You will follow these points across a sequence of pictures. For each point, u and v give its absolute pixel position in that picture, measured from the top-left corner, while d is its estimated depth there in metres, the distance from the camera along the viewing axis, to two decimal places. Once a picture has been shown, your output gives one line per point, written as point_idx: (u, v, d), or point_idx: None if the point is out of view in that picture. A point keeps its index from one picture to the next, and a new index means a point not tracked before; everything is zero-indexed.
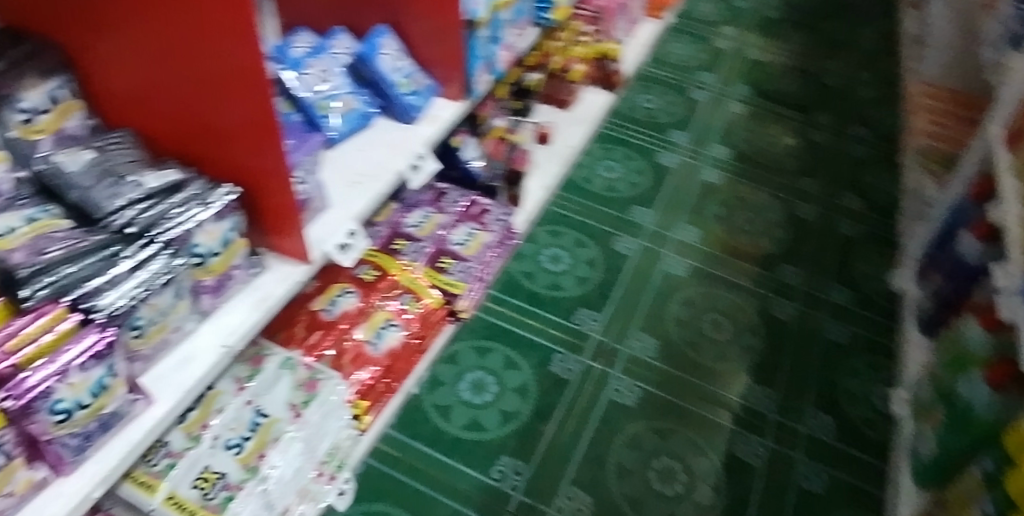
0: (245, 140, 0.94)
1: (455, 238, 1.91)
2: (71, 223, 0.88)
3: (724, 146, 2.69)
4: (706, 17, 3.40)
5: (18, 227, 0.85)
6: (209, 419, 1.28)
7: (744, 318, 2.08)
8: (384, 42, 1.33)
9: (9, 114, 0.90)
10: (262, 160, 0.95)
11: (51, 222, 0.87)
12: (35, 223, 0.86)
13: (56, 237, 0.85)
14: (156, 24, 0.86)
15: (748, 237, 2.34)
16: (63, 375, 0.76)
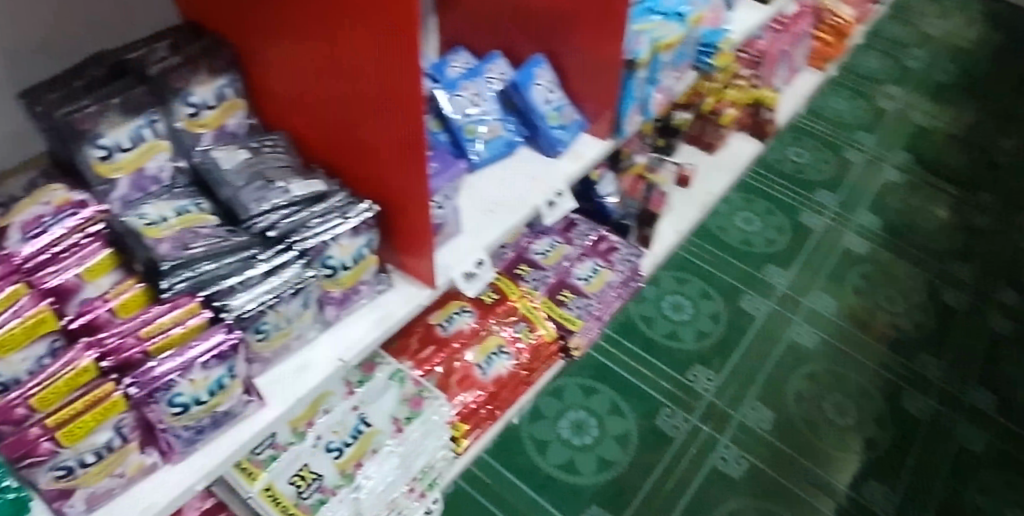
0: (394, 160, 0.93)
1: (580, 272, 1.86)
2: (217, 220, 0.90)
3: (877, 214, 2.48)
4: (872, 72, 3.16)
5: (169, 217, 0.87)
6: (315, 417, 1.29)
7: (869, 406, 1.89)
8: (540, 72, 1.29)
9: (179, 107, 0.93)
10: (407, 181, 0.93)
11: (199, 216, 0.89)
12: (187, 215, 0.88)
13: (202, 232, 0.87)
14: (326, 38, 0.86)
15: (885, 316, 2.13)
16: (185, 371, 0.77)
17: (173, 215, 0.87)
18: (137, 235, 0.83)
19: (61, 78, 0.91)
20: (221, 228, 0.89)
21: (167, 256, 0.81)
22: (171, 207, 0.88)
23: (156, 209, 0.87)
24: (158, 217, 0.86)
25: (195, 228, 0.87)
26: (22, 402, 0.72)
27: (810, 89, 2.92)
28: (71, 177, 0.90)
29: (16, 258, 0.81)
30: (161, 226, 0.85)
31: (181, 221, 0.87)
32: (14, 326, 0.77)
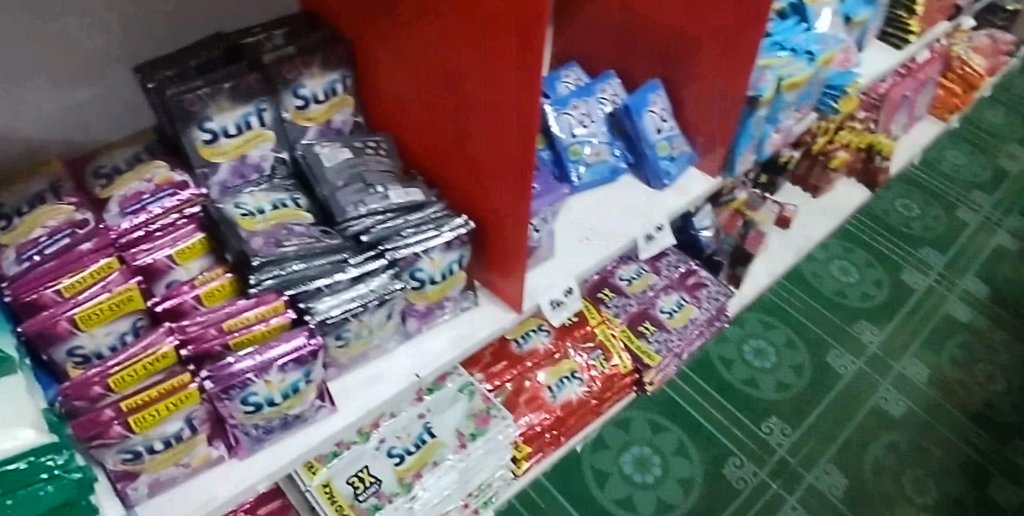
0: (498, 180, 0.89)
1: (665, 305, 1.78)
2: (313, 219, 0.88)
3: (984, 283, 2.30)
4: (995, 125, 2.93)
5: (265, 210, 0.85)
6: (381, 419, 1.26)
7: (953, 485, 1.77)
8: (655, 98, 1.23)
9: (289, 98, 0.91)
10: (510, 203, 0.89)
11: (295, 213, 0.86)
12: (283, 209, 0.86)
13: (296, 229, 0.84)
14: (446, 48, 0.83)
15: (981, 394, 1.99)
16: (262, 371, 0.75)
17: (269, 207, 0.86)
18: (232, 224, 0.82)
19: (177, 56, 0.89)
20: (315, 228, 0.86)
21: (260, 251, 0.80)
22: (269, 199, 0.87)
23: (254, 199, 0.86)
24: (255, 207, 0.85)
25: (290, 224, 0.85)
26: (100, 380, 0.72)
27: (933, 133, 2.65)
28: (175, 155, 0.89)
29: (112, 232, 0.81)
30: (256, 216, 0.84)
31: (277, 215, 0.85)
32: (102, 300, 0.77)
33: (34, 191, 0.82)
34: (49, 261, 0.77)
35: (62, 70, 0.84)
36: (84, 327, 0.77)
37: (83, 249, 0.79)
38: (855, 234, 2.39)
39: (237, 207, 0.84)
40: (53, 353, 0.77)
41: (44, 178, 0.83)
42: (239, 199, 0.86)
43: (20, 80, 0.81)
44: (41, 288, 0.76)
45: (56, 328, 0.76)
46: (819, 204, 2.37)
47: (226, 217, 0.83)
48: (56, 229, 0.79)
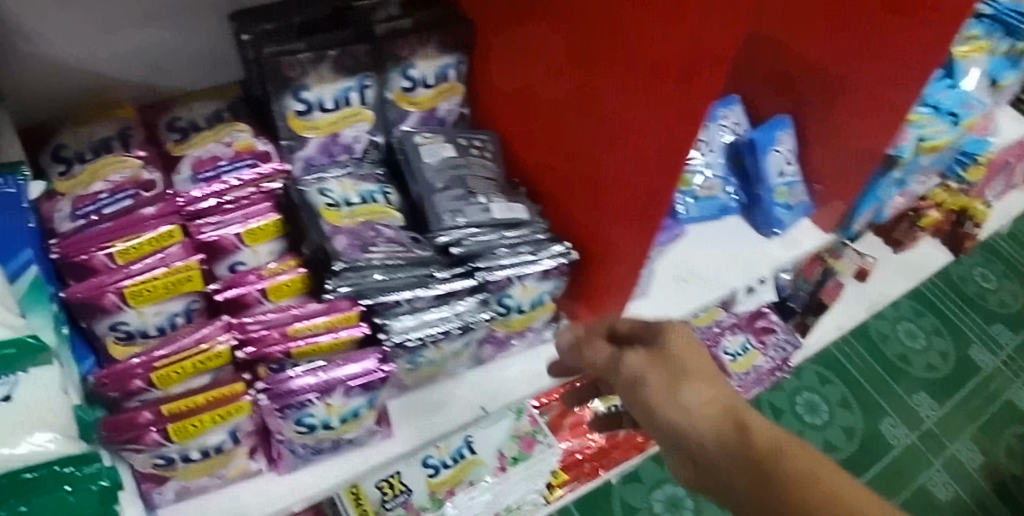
0: (621, 213, 0.77)
1: (729, 347, 1.67)
2: (403, 220, 0.78)
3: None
4: None
5: (353, 201, 0.75)
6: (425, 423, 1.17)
7: None
8: (783, 136, 1.14)
9: (396, 77, 0.80)
10: (632, 239, 0.78)
11: (383, 209, 0.77)
12: (372, 203, 0.76)
13: (384, 231, 0.75)
14: (583, 53, 0.70)
15: None
16: (323, 394, 0.66)
17: (358, 199, 0.76)
18: (314, 217, 0.71)
19: (280, 8, 0.78)
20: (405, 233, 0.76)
21: (346, 256, 0.70)
22: (359, 188, 0.77)
23: (341, 186, 0.76)
24: (342, 196, 0.75)
25: (378, 223, 0.75)
26: (143, 374, 0.63)
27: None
28: (260, 119, 0.79)
29: (180, 198, 0.71)
30: (342, 212, 0.73)
31: (365, 208, 0.75)
32: (158, 276, 0.68)
33: (100, 137, 0.72)
34: (106, 221, 0.68)
35: (152, 4, 0.73)
36: (133, 303, 0.68)
37: (146, 213, 0.69)
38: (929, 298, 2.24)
39: (323, 196, 0.74)
40: (94, 323, 0.67)
41: (113, 123, 0.73)
42: (325, 184, 0.75)
43: (104, 10, 0.70)
44: (91, 250, 0.66)
45: (103, 300, 0.66)
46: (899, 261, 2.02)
47: (308, 208, 0.72)
48: (120, 187, 0.70)
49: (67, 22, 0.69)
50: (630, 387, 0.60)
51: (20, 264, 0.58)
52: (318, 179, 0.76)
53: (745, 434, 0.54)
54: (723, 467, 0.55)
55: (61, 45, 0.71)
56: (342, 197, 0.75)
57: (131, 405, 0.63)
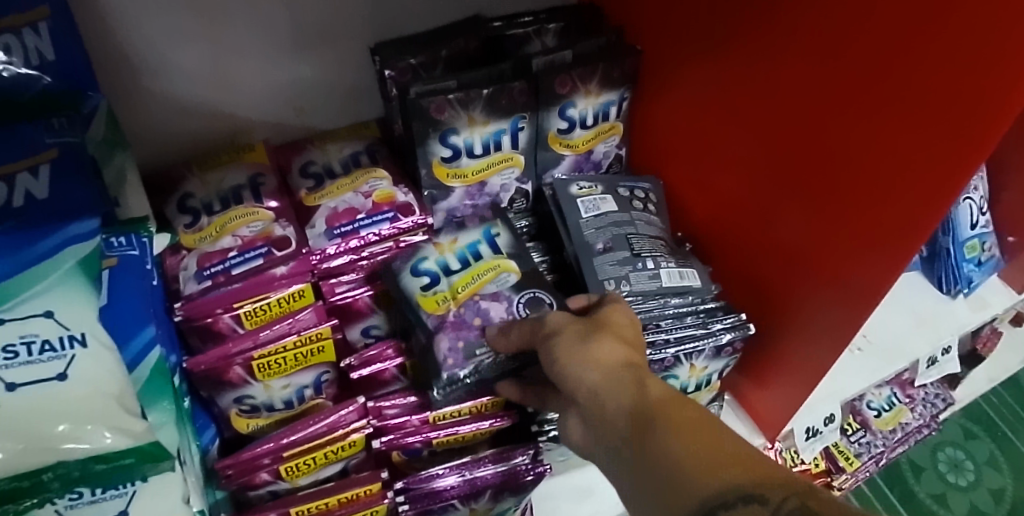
0: (814, 313, 0.66)
1: (874, 402, 1.49)
2: (513, 269, 0.62)
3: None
4: None
5: (453, 271, 0.62)
6: None
7: None
8: (978, 183, 0.97)
9: (553, 119, 0.71)
10: (823, 327, 0.66)
11: (493, 260, 0.62)
12: (472, 263, 0.62)
13: (494, 306, 0.59)
14: (759, 114, 0.62)
15: None
16: (471, 497, 0.57)
17: (458, 265, 0.62)
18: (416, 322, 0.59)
19: (429, 40, 0.71)
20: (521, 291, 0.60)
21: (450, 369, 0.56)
22: (463, 241, 0.64)
23: (437, 248, 0.63)
24: (440, 264, 0.62)
25: (484, 295, 0.60)
26: (269, 466, 0.55)
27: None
28: (400, 165, 0.71)
29: (314, 255, 0.63)
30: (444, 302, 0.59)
31: (467, 273, 0.61)
32: (287, 346, 0.61)
33: (231, 185, 0.66)
34: (234, 282, 0.60)
35: (297, 40, 0.66)
36: (261, 377, 0.61)
37: (276, 273, 0.61)
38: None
39: (416, 276, 0.61)
40: (217, 395, 0.61)
41: (245, 169, 0.66)
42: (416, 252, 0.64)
43: (247, 45, 0.64)
44: (218, 311, 0.59)
45: (229, 372, 0.60)
46: None
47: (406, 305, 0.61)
48: (249, 243, 0.61)
49: (203, 57, 0.63)
50: (539, 337, 0.53)
51: (141, 346, 0.50)
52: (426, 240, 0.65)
53: (640, 391, 0.45)
54: (610, 421, 0.45)
55: (199, 80, 0.65)
56: (441, 267, 0.62)
57: (256, 495, 0.56)
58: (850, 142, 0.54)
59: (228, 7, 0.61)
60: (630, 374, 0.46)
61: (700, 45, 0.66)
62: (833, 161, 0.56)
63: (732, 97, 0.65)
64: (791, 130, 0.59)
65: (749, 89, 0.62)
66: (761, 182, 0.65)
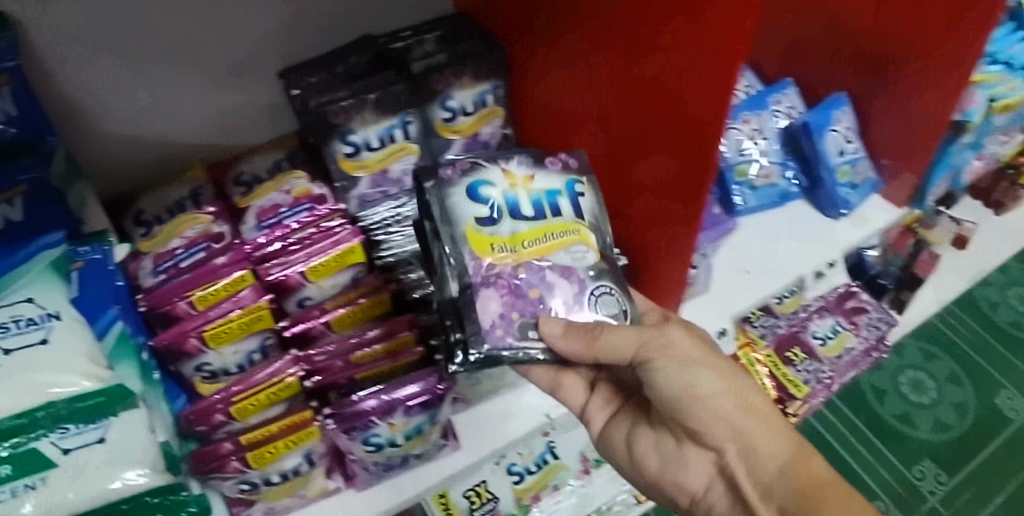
0: (673, 215, 0.80)
1: (818, 330, 1.67)
2: (588, 235, 0.70)
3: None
4: None
5: (527, 216, 0.69)
6: (542, 493, 1.24)
7: None
8: (840, 115, 1.09)
9: (435, 110, 0.85)
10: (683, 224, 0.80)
11: (569, 224, 0.70)
12: (546, 220, 0.69)
13: (560, 283, 0.68)
14: (587, 63, 0.75)
15: None
16: (387, 413, 0.71)
17: (531, 213, 0.69)
18: (467, 249, 0.66)
19: (325, 60, 0.84)
20: (595, 281, 0.70)
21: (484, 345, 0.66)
22: (539, 185, 0.71)
23: (509, 182, 0.70)
24: (513, 202, 0.69)
25: (553, 264, 0.68)
26: (223, 408, 0.69)
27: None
28: (316, 166, 0.86)
29: (247, 245, 0.79)
30: (506, 248, 0.67)
31: (540, 227, 0.69)
32: (232, 318, 0.75)
33: (174, 199, 0.80)
34: (184, 273, 0.76)
35: (216, 76, 0.82)
36: (213, 345, 0.75)
37: (217, 262, 0.76)
38: (1018, 273, 2.29)
39: (483, 206, 0.68)
40: (181, 366, 0.75)
41: (186, 185, 0.81)
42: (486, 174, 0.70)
43: (176, 86, 0.79)
44: (174, 299, 0.74)
45: (186, 344, 0.74)
46: (959, 259, 2.11)
47: (455, 228, 0.67)
48: (193, 242, 0.77)
49: (139, 100, 0.78)
50: (683, 368, 0.71)
51: (107, 322, 0.64)
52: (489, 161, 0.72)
53: (802, 470, 0.71)
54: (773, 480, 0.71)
55: (140, 119, 0.80)
56: (511, 204, 0.69)
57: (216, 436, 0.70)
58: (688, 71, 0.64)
59: (155, 60, 0.76)
60: (794, 456, 0.72)
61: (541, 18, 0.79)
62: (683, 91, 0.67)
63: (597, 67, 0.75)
64: (634, 71, 0.70)
65: (605, 52, 0.72)
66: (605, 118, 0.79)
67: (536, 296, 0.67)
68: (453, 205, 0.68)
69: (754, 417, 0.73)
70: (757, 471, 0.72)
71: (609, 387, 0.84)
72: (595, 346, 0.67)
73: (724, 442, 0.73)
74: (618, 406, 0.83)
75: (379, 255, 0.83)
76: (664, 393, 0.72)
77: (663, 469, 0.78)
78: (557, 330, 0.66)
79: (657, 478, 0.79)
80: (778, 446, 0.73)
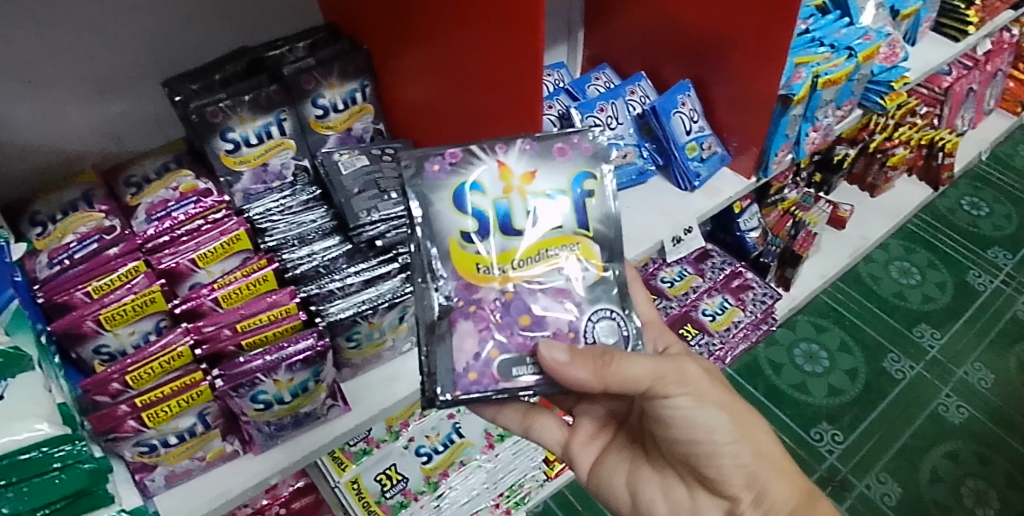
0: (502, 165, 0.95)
1: (706, 309, 1.84)
2: (588, 247, 0.76)
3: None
4: None
5: (530, 228, 0.75)
6: (450, 469, 1.33)
7: (990, 475, 1.92)
8: (685, 99, 1.23)
9: (307, 108, 0.94)
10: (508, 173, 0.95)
11: (567, 238, 0.75)
12: (539, 237, 0.75)
13: (553, 307, 0.75)
14: (432, 54, 0.89)
15: None
16: (271, 370, 0.79)
17: (522, 227, 0.74)
18: (453, 265, 0.74)
19: (203, 70, 0.93)
20: (592, 306, 0.76)
21: (458, 388, 0.73)
22: (538, 188, 0.75)
23: (508, 190, 0.75)
24: (506, 214, 0.75)
25: (546, 289, 0.75)
26: (118, 377, 0.76)
27: (977, 152, 2.71)
28: (201, 164, 0.94)
29: (139, 237, 0.86)
30: (493, 269, 0.74)
31: (532, 246, 0.75)
32: (126, 302, 0.81)
33: (68, 200, 0.88)
34: (78, 264, 0.82)
35: (100, 86, 0.90)
36: (109, 327, 0.81)
37: (110, 253, 0.83)
38: (899, 250, 2.46)
39: (473, 220, 0.74)
40: (80, 350, 0.81)
41: (78, 187, 0.89)
42: (481, 178, 0.75)
43: (61, 96, 0.87)
44: (71, 289, 0.80)
45: (82, 327, 0.79)
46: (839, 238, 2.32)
47: (440, 242, 0.74)
48: (86, 236, 0.84)
49: (27, 111, 0.86)
50: (702, 405, 0.80)
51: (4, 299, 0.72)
52: (490, 153, 0.76)
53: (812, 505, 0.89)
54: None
55: (29, 127, 0.88)
56: (501, 214, 0.74)
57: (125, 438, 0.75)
58: (506, 88, 0.84)
59: (40, 73, 0.84)
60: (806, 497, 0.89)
61: (390, 23, 0.91)
62: (500, 105, 0.86)
63: (434, 50, 0.88)
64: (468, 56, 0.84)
65: (444, 44, 0.86)
66: (451, 98, 0.92)
67: (526, 323, 0.74)
68: (439, 215, 0.74)
69: (765, 463, 0.87)
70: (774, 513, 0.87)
71: (594, 424, 0.96)
72: (608, 373, 0.68)
73: (737, 491, 0.88)
74: (606, 438, 0.96)
75: (263, 240, 0.91)
76: (686, 437, 0.83)
77: None
78: (564, 359, 0.68)
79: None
80: (786, 493, 0.88)
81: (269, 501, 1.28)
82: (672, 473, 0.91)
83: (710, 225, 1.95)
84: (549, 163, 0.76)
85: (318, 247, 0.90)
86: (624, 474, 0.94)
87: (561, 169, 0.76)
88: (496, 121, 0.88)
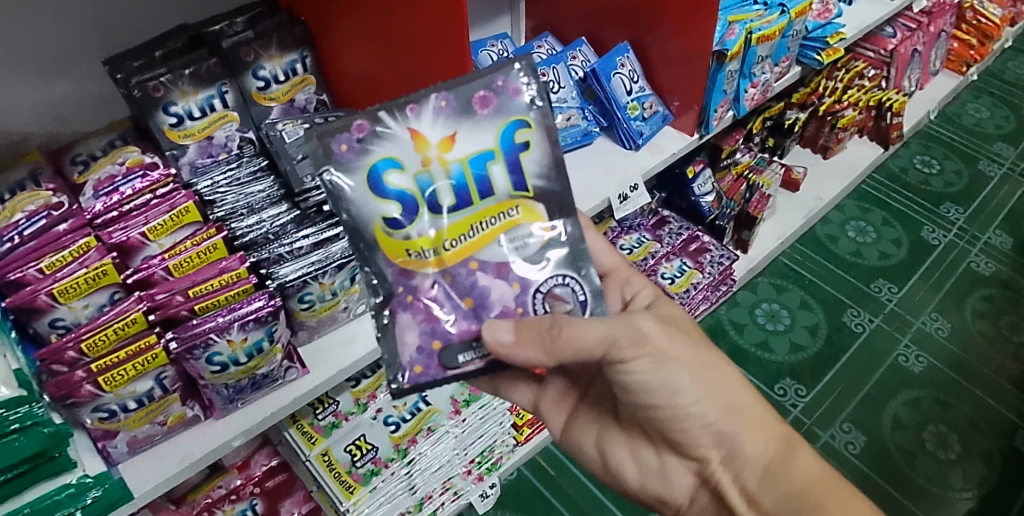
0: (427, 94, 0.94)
1: (666, 272, 1.88)
2: (520, 213, 0.76)
3: (989, 259, 2.40)
4: (1008, 86, 3.07)
5: (456, 209, 0.74)
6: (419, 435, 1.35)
7: (960, 417, 1.97)
8: (624, 60, 1.28)
9: (248, 80, 0.96)
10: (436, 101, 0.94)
11: (503, 205, 0.75)
12: (469, 212, 0.74)
13: (496, 284, 0.76)
14: (368, 18, 0.91)
15: (992, 344, 2.15)
16: (224, 330, 0.82)
17: (451, 204, 0.73)
18: (383, 254, 0.73)
19: (143, 48, 0.94)
20: (541, 279, 0.76)
21: (407, 380, 0.76)
22: (460, 152, 0.73)
23: (426, 163, 0.72)
24: (431, 191, 0.73)
25: (488, 266, 0.76)
26: (72, 346, 0.78)
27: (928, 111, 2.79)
28: (148, 142, 0.96)
29: (88, 213, 0.87)
30: (426, 254, 0.74)
31: (464, 221, 0.74)
32: (78, 276, 0.81)
33: (15, 181, 0.89)
34: (28, 241, 0.83)
35: (41, 66, 0.91)
36: (63, 300, 0.82)
37: (60, 229, 0.84)
38: (854, 209, 2.53)
39: (397, 204, 0.72)
40: (35, 324, 0.82)
41: (26, 168, 0.90)
42: (397, 151, 0.72)
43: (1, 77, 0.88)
44: (23, 267, 0.81)
45: (36, 302, 0.80)
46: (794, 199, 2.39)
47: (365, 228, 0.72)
48: (34, 213, 0.85)
49: None
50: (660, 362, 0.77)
51: None
52: (402, 119, 0.72)
53: (795, 458, 0.85)
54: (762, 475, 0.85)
55: None
56: (426, 191, 0.73)
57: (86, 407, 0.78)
58: (434, 22, 0.84)
59: None
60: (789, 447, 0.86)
61: None
62: (429, 55, 0.88)
63: (369, 13, 0.90)
64: None
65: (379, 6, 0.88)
66: (387, 60, 0.94)
67: (469, 306, 0.76)
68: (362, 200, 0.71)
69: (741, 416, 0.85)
70: (741, 477, 0.86)
71: (563, 384, 0.99)
72: (556, 348, 0.69)
73: (704, 453, 0.87)
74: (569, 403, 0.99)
75: (213, 211, 0.93)
76: (646, 401, 0.82)
77: (644, 481, 0.93)
78: (508, 341, 0.70)
79: (637, 487, 0.94)
80: (761, 446, 0.85)
81: (243, 481, 1.28)
82: (643, 438, 0.93)
83: (666, 192, 2.00)
84: (470, 120, 0.73)
85: (266, 214, 0.93)
86: (593, 434, 0.96)
87: (485, 124, 0.73)
88: (430, 62, 0.89)
